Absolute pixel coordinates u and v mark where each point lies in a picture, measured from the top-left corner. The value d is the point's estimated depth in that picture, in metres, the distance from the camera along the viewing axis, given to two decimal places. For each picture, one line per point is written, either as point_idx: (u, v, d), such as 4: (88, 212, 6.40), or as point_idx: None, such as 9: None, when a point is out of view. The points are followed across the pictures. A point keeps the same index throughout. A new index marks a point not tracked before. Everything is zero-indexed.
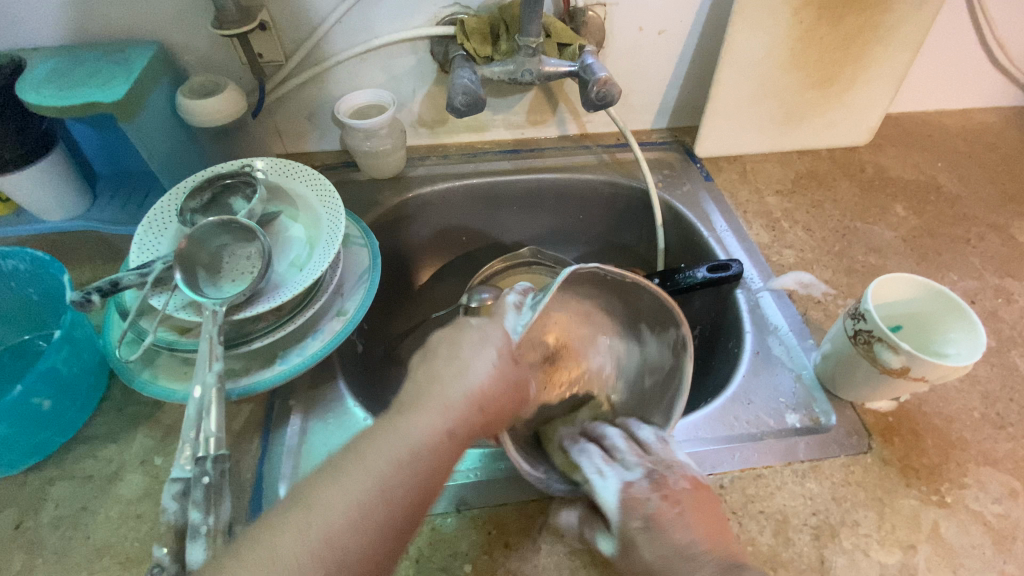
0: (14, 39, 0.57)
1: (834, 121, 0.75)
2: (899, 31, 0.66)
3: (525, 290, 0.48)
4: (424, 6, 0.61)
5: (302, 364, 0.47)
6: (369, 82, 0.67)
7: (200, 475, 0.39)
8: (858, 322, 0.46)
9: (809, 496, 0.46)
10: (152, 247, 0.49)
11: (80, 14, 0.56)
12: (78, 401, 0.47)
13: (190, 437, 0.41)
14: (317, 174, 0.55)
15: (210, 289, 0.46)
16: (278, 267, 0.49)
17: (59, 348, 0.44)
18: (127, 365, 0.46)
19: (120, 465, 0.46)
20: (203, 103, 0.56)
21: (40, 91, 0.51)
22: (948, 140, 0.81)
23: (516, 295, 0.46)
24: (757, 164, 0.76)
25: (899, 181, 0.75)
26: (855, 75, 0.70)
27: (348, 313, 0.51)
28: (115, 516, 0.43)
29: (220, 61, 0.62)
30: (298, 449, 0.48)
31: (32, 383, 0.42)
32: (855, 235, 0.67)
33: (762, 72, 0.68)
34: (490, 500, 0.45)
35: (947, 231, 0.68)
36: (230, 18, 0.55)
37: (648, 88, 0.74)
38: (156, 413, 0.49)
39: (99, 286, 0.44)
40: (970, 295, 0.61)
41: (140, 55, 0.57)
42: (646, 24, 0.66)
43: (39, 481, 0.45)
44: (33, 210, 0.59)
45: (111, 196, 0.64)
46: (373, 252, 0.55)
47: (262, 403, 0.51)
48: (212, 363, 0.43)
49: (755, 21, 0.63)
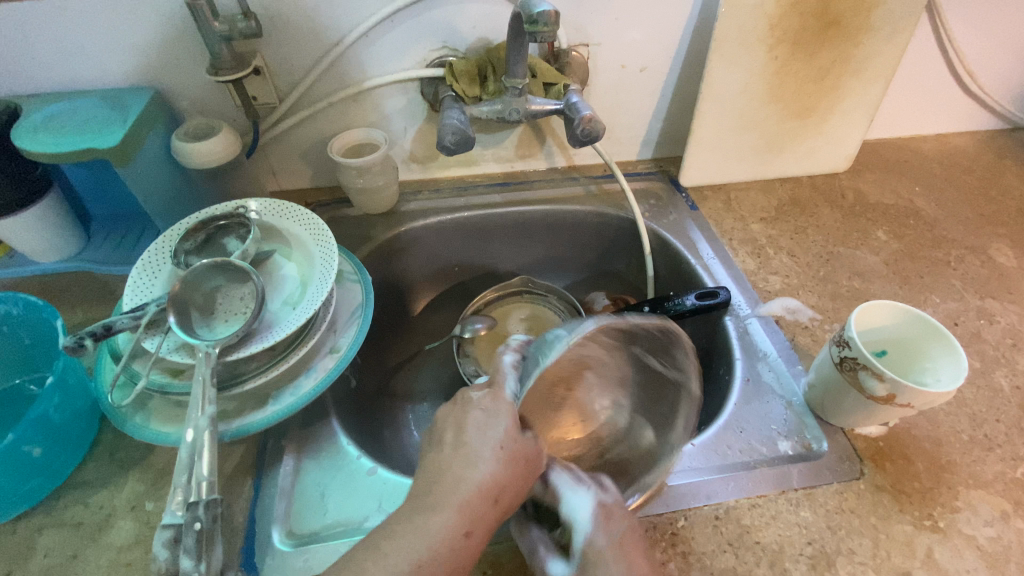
0: (12, 86, 0.58)
1: (813, 150, 0.78)
2: (869, 64, 0.69)
3: (520, 347, 0.49)
4: (414, 49, 0.63)
5: (295, 404, 0.47)
6: (360, 121, 0.68)
7: (192, 521, 0.39)
8: (844, 349, 0.47)
9: (803, 525, 0.46)
10: (146, 290, 0.49)
11: (76, 63, 0.58)
12: (69, 447, 0.46)
13: (182, 481, 0.40)
14: (310, 214, 0.56)
15: (203, 330, 0.47)
16: (272, 306, 0.50)
17: (51, 394, 0.44)
18: (120, 409, 0.46)
19: (111, 510, 0.45)
20: (198, 146, 0.57)
21: (35, 137, 0.52)
22: (924, 164, 0.83)
23: (512, 356, 0.47)
24: (741, 193, 0.78)
25: (879, 206, 0.77)
26: (831, 105, 0.73)
27: (342, 350, 0.51)
28: (104, 564, 0.42)
29: (215, 104, 0.63)
30: (291, 490, 0.47)
31: (24, 431, 0.42)
32: (839, 260, 0.69)
33: (740, 105, 0.70)
34: (486, 538, 0.45)
35: (927, 254, 0.70)
36: (224, 64, 0.56)
37: (632, 121, 0.76)
38: (148, 456, 0.48)
39: (92, 330, 0.44)
40: (953, 317, 0.63)
41: (136, 100, 0.58)
42: (628, 62, 0.68)
43: (27, 530, 0.44)
44: (26, 252, 0.60)
45: (105, 236, 0.65)
46: (366, 288, 0.56)
47: (255, 443, 0.51)
48: (205, 406, 0.43)
49: (732, 57, 0.66)
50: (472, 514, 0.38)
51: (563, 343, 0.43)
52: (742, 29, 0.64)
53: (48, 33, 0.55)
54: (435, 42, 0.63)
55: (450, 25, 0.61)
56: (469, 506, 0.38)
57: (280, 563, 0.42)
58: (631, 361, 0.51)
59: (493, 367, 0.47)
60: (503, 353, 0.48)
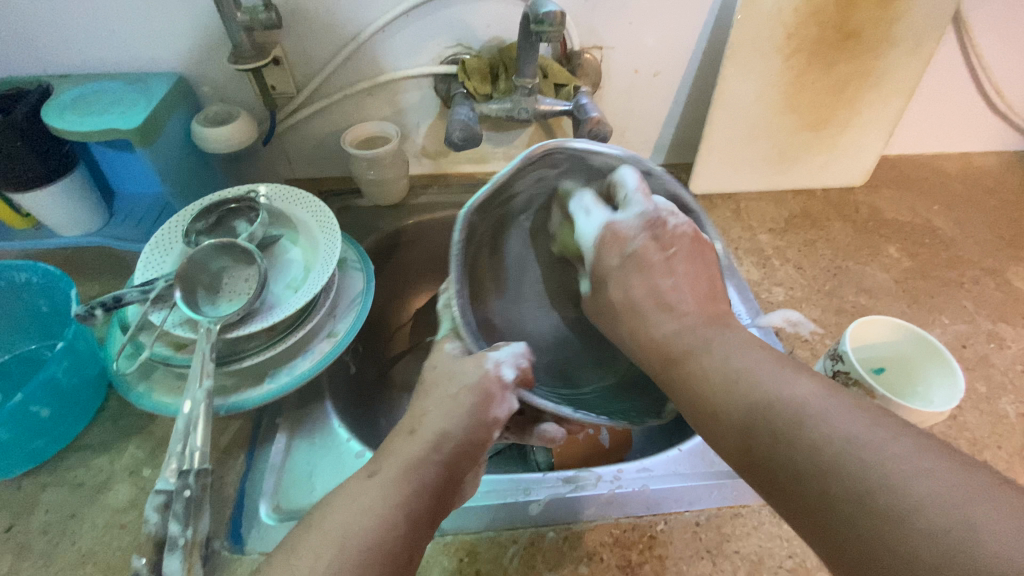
0: (46, 66, 0.61)
1: (828, 163, 0.76)
2: (889, 79, 0.68)
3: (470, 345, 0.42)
4: (429, 46, 0.64)
5: (290, 383, 0.49)
6: (375, 114, 0.70)
7: (183, 488, 0.41)
8: (837, 362, 0.46)
9: (785, 538, 0.45)
10: (157, 265, 0.52)
11: (105, 47, 0.60)
12: (75, 411, 0.49)
13: (177, 450, 0.42)
14: (317, 201, 0.58)
15: (207, 308, 0.48)
16: (274, 288, 0.51)
17: (61, 359, 0.46)
18: (124, 378, 0.48)
19: (110, 474, 0.47)
20: (218, 131, 0.60)
21: (63, 116, 0.55)
22: (944, 183, 0.81)
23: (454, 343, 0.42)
24: (751, 203, 0.77)
25: (894, 223, 0.75)
26: (848, 118, 0.72)
27: (339, 335, 0.52)
28: (101, 524, 0.44)
29: (235, 92, 0.66)
30: (281, 467, 0.49)
31: (33, 392, 0.44)
32: (846, 275, 0.68)
33: (753, 114, 0.70)
34: (464, 527, 0.45)
35: (940, 274, 0.68)
36: (245, 54, 0.58)
37: (645, 126, 0.76)
38: (149, 425, 0.50)
39: (103, 301, 0.47)
40: (961, 339, 0.61)
41: (161, 84, 0.61)
42: (641, 66, 0.69)
43: (31, 487, 0.46)
44: (52, 226, 0.63)
45: (126, 214, 0.67)
46: (368, 277, 0.57)
47: (251, 419, 0.52)
48: (203, 379, 0.44)
49: (747, 65, 0.65)
50: (422, 470, 0.34)
51: (454, 237, 0.39)
52: (758, 38, 0.63)
53: (82, 18, 0.58)
54: (450, 40, 0.64)
55: (464, 24, 0.62)
56: (423, 459, 0.35)
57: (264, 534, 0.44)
58: (591, 175, 0.44)
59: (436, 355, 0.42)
60: (446, 341, 0.42)
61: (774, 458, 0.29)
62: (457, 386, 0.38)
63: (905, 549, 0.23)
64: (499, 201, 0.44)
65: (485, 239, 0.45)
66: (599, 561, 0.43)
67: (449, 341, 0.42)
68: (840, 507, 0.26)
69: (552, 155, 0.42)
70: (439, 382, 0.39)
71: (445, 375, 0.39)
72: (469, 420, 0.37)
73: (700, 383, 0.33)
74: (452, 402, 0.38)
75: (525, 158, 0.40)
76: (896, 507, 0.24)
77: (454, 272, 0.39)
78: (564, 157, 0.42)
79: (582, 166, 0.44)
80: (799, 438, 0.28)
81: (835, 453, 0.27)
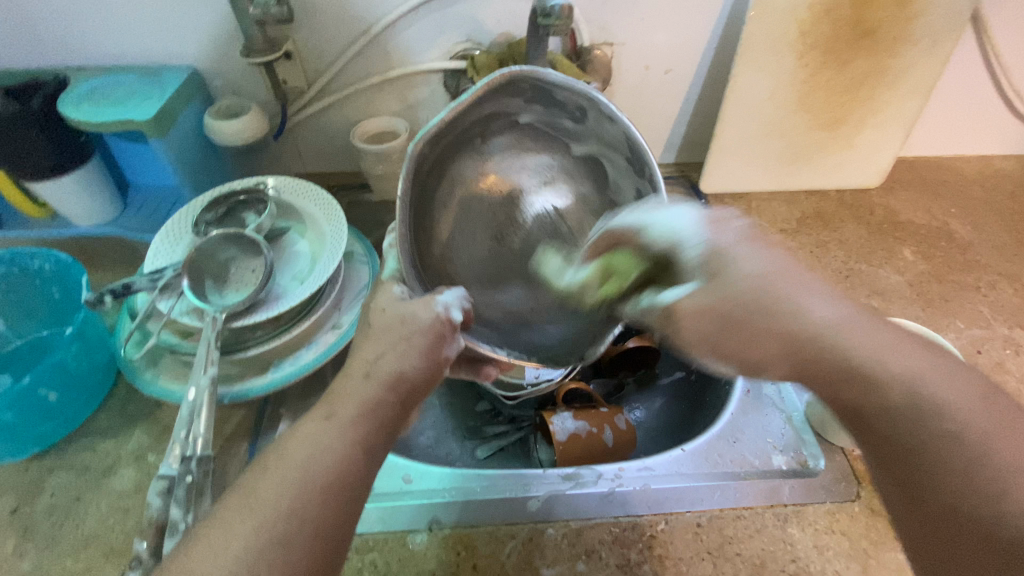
0: (64, 59, 0.63)
1: (842, 163, 0.75)
2: (906, 77, 0.67)
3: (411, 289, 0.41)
4: (439, 41, 0.64)
5: (293, 373, 0.49)
6: (385, 109, 0.70)
7: (184, 474, 0.41)
8: None
9: (788, 542, 0.44)
10: (166, 255, 0.52)
11: (122, 40, 0.61)
12: (84, 396, 0.49)
13: (181, 436, 0.43)
14: (325, 194, 0.58)
15: (214, 297, 0.49)
16: (281, 279, 0.52)
17: (70, 344, 0.47)
18: (132, 364, 0.49)
19: (115, 460, 0.48)
20: (230, 124, 0.60)
21: (79, 107, 0.56)
22: (963, 185, 0.80)
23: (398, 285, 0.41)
24: (763, 203, 0.76)
25: (910, 226, 0.74)
26: (863, 117, 0.70)
27: (343, 327, 0.53)
28: (105, 507, 0.45)
29: (248, 86, 0.66)
30: None
31: (42, 375, 0.45)
32: (859, 277, 0.66)
33: (765, 112, 0.69)
34: (462, 521, 0.45)
35: (956, 278, 0.67)
36: (256, 47, 0.59)
37: (655, 124, 0.75)
38: (155, 412, 0.51)
39: (113, 288, 0.47)
40: (977, 345, 0.59)
41: (174, 77, 0.61)
42: (652, 63, 0.68)
43: (39, 469, 0.47)
44: (68, 215, 0.64)
45: (140, 206, 0.69)
46: (374, 270, 0.58)
47: (254, 409, 0.53)
48: (208, 366, 0.45)
49: (760, 63, 0.65)
50: (380, 411, 0.34)
51: (405, 165, 0.40)
52: (772, 35, 0.62)
53: (100, 12, 0.59)
54: (460, 36, 0.64)
55: (474, 19, 0.63)
56: (379, 400, 0.34)
57: None
58: (553, 107, 0.47)
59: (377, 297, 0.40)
60: (390, 285, 0.41)
61: (873, 409, 0.31)
62: (410, 327, 0.37)
63: (956, 483, 0.29)
64: (461, 134, 0.45)
65: (428, 171, 0.44)
66: (598, 559, 0.43)
67: (394, 284, 0.41)
68: (945, 462, 0.29)
69: (518, 86, 0.44)
70: (389, 325, 0.37)
71: (397, 319, 0.37)
72: (423, 363, 0.36)
73: (759, 320, 0.33)
74: (404, 343, 0.36)
75: (488, 84, 0.41)
76: (991, 468, 0.28)
77: (399, 215, 0.40)
78: (528, 88, 0.44)
79: (547, 99, 0.46)
80: (876, 392, 0.31)
81: (904, 393, 0.31)
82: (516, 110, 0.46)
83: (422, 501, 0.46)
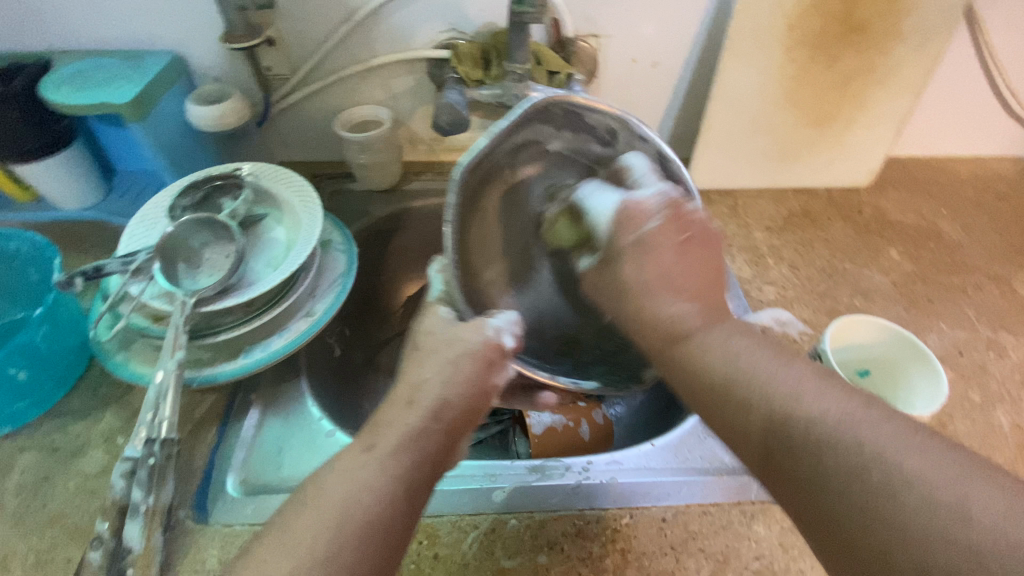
0: (48, 41, 0.63)
1: (832, 161, 0.74)
2: (896, 75, 0.66)
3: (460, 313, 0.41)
4: (424, 30, 0.64)
5: (264, 360, 0.49)
6: (370, 98, 0.70)
7: (148, 456, 0.41)
8: (816, 362, 0.45)
9: (753, 539, 0.44)
10: (141, 239, 0.52)
11: (105, 24, 0.61)
12: (55, 377, 0.50)
13: (147, 419, 0.43)
14: (303, 181, 0.58)
15: (186, 281, 0.49)
16: (254, 265, 0.52)
17: (39, 325, 0.47)
18: (103, 347, 0.49)
19: (85, 441, 0.48)
20: (210, 110, 0.60)
21: (59, 90, 0.56)
22: (954, 186, 0.78)
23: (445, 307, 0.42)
24: (750, 200, 0.76)
25: (898, 226, 0.73)
26: (853, 115, 0.69)
27: (317, 314, 0.53)
28: (72, 488, 0.45)
29: (232, 72, 0.66)
30: (253, 442, 0.49)
31: (9, 356, 0.45)
32: (843, 277, 0.66)
33: (753, 107, 0.68)
34: (427, 510, 0.45)
35: (941, 279, 0.66)
36: (237, 33, 0.58)
37: (642, 119, 0.75)
38: (127, 395, 0.51)
39: (83, 270, 0.47)
40: (958, 347, 0.59)
41: (157, 62, 0.61)
42: (639, 56, 0.67)
43: (9, 449, 0.47)
44: (51, 199, 0.65)
45: (122, 190, 0.69)
46: (351, 258, 0.57)
47: (226, 395, 0.53)
48: (175, 350, 0.45)
49: (748, 57, 0.64)
50: (425, 440, 0.35)
51: (448, 198, 0.38)
52: (759, 29, 0.62)
53: None
54: (444, 24, 0.63)
55: (458, 8, 0.62)
56: (424, 427, 0.35)
57: (229, 505, 0.44)
58: (578, 132, 0.46)
59: (425, 322, 0.42)
60: (435, 308, 0.42)
61: (798, 453, 0.29)
62: (459, 351, 0.39)
63: (891, 520, 0.25)
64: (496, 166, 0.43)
65: (471, 199, 0.42)
66: (559, 551, 0.42)
67: (441, 306, 0.42)
68: (855, 521, 0.26)
69: (548, 111, 0.43)
70: (437, 348, 0.39)
71: (444, 342, 0.39)
72: (470, 387, 0.38)
73: (725, 394, 0.32)
74: (453, 367, 0.38)
75: (523, 112, 0.40)
76: (904, 501, 0.25)
77: (448, 240, 0.39)
78: (558, 114, 0.44)
79: (575, 122, 0.45)
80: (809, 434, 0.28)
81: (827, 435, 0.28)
82: (545, 138, 0.45)
83: None
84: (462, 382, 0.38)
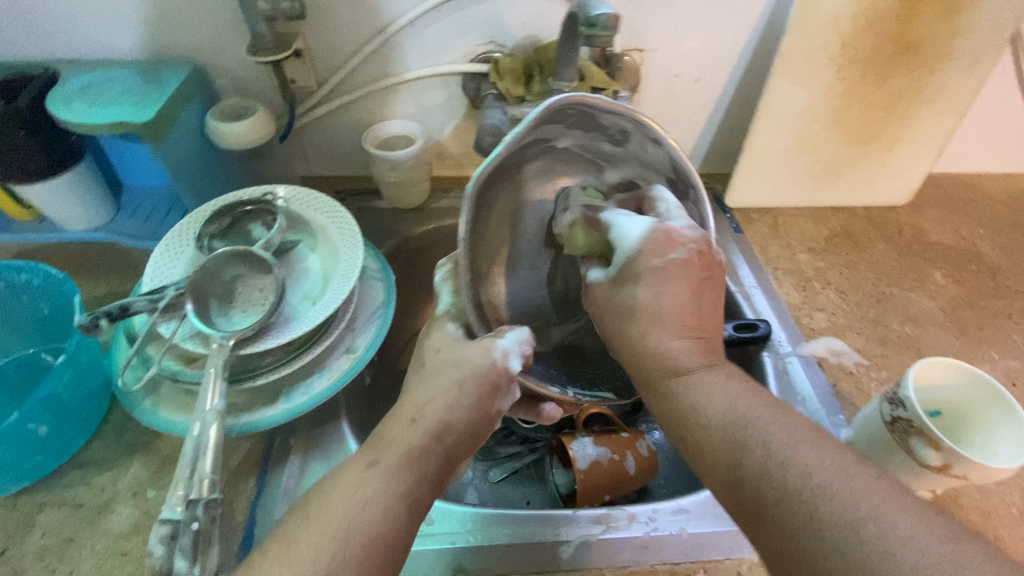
0: (54, 50, 0.58)
1: (872, 180, 0.73)
2: (944, 95, 0.64)
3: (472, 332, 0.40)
4: (461, 43, 0.60)
5: (305, 404, 0.46)
6: (399, 113, 0.66)
7: (190, 520, 0.37)
8: (896, 408, 0.43)
9: None
10: (166, 273, 0.48)
11: (117, 32, 0.57)
12: (75, 426, 0.46)
13: (185, 476, 0.39)
14: (338, 206, 0.54)
15: (220, 320, 0.45)
16: (291, 299, 0.48)
17: (61, 372, 0.43)
18: (129, 393, 0.45)
19: (113, 495, 0.44)
20: (234, 127, 0.56)
21: (69, 106, 0.51)
22: (990, 205, 0.77)
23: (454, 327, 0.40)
24: (789, 219, 0.74)
25: (938, 247, 0.71)
26: (898, 134, 0.68)
27: (359, 351, 0.49)
28: (101, 550, 0.41)
29: (253, 84, 0.62)
30: (295, 493, 0.46)
31: (31, 409, 0.41)
32: (891, 302, 0.64)
33: (798, 125, 0.66)
34: (489, 568, 0.42)
35: (987, 304, 0.65)
36: (265, 45, 0.54)
37: (681, 134, 0.72)
38: (155, 442, 0.47)
39: (108, 310, 0.43)
40: (1012, 377, 0.58)
41: (174, 74, 0.57)
42: (683, 71, 0.65)
43: (28, 505, 0.44)
44: (56, 220, 0.59)
45: (134, 209, 0.64)
46: (389, 287, 0.54)
47: (262, 440, 0.49)
48: (214, 399, 0.41)
49: (797, 76, 0.62)
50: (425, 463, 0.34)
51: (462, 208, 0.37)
52: (811, 47, 0.59)
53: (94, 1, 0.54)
54: (483, 37, 0.60)
55: (498, 20, 0.59)
56: (424, 450, 0.34)
57: None
58: (591, 128, 0.43)
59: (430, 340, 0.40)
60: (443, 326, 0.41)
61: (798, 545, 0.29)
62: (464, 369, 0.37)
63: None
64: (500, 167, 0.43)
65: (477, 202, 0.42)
66: None
67: (449, 324, 0.41)
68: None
69: (563, 113, 0.41)
70: (443, 366, 0.38)
71: (450, 361, 0.38)
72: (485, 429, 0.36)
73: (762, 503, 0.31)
74: (456, 391, 0.36)
75: (537, 117, 0.38)
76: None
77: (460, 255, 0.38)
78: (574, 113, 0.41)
79: (591, 122, 0.42)
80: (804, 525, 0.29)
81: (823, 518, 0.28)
82: (556, 134, 0.44)
83: (446, 546, 0.43)
84: (467, 407, 0.36)
